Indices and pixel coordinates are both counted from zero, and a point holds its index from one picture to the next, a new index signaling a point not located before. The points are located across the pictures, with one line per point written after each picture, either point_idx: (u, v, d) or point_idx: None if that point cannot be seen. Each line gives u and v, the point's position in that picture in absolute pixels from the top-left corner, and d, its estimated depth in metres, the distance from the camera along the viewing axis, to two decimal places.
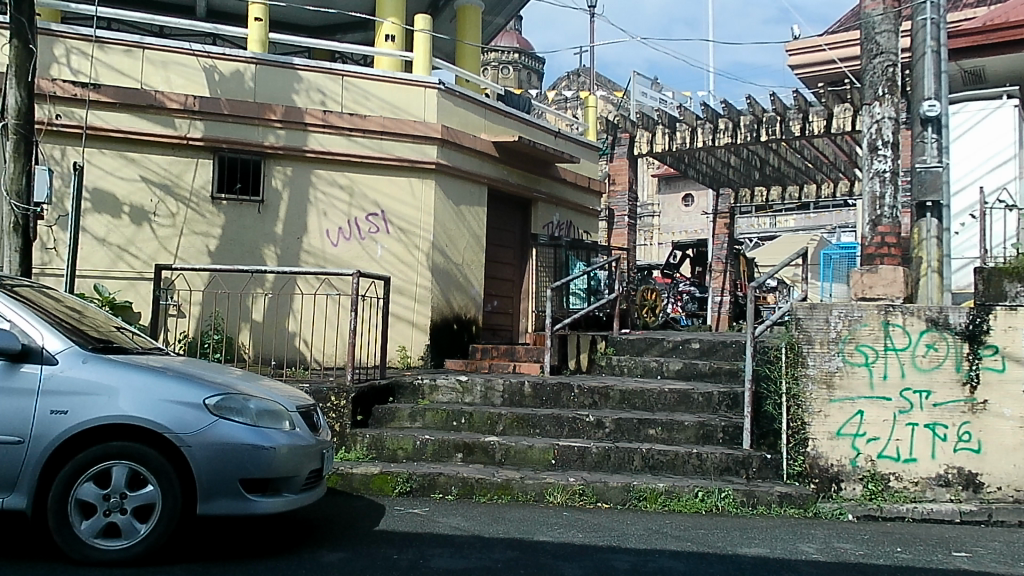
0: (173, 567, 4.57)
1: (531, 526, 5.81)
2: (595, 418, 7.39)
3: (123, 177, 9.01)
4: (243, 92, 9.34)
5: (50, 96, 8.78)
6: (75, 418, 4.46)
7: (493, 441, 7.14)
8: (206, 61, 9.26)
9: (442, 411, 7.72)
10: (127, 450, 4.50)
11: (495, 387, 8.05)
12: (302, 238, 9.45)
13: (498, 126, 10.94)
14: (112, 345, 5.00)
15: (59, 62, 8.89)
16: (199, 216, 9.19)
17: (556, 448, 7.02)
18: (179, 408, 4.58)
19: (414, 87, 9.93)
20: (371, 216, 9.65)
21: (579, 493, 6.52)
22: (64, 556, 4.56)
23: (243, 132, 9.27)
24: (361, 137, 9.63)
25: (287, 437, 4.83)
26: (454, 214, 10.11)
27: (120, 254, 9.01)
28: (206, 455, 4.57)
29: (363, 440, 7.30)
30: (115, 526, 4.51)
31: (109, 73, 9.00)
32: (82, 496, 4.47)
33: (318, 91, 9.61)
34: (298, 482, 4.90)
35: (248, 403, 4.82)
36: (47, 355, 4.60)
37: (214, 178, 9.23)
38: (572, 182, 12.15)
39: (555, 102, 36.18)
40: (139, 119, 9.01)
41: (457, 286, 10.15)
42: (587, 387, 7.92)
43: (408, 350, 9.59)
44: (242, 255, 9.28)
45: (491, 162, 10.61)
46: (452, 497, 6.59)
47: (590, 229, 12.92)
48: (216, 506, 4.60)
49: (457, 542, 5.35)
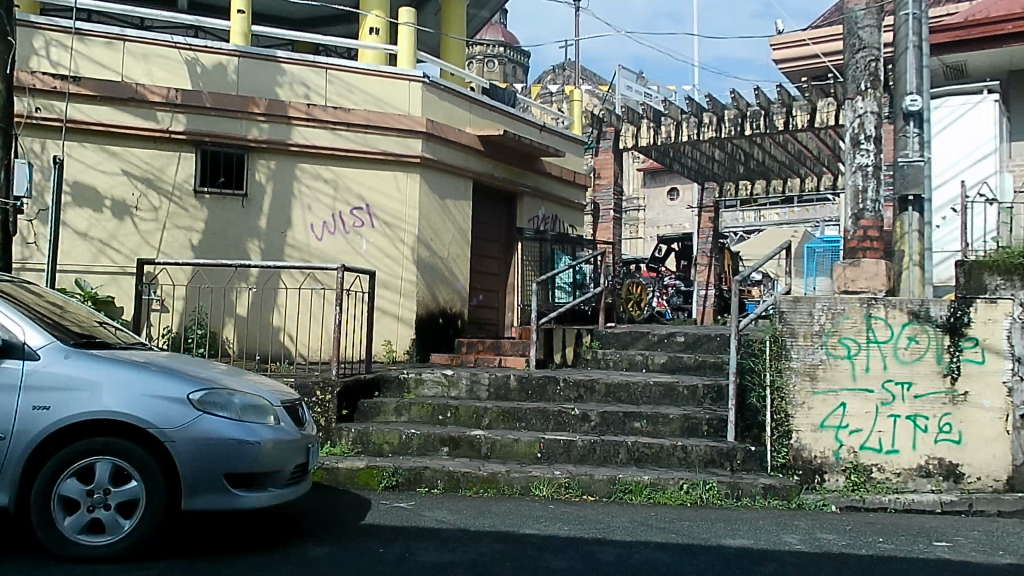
0: (157, 563, 4.54)
1: (517, 519, 5.83)
2: (581, 411, 7.41)
3: (104, 171, 8.92)
4: (226, 86, 9.27)
5: (29, 89, 8.66)
6: (57, 414, 4.42)
7: (479, 435, 7.17)
8: (188, 53, 9.19)
9: (428, 405, 7.70)
10: (110, 446, 4.47)
11: (481, 381, 8.08)
12: (286, 232, 9.40)
13: (484, 119, 10.93)
14: (95, 341, 4.95)
15: (39, 54, 8.78)
16: (181, 210, 9.12)
17: (542, 441, 7.06)
18: (164, 404, 4.55)
19: (398, 80, 9.90)
20: (356, 210, 9.62)
21: (565, 486, 6.55)
22: (46, 553, 4.53)
23: (227, 125, 9.19)
24: (345, 130, 9.58)
25: (272, 432, 4.81)
26: (439, 208, 10.09)
27: (103, 249, 8.93)
28: (190, 451, 4.54)
29: (348, 435, 7.25)
30: (99, 522, 4.48)
31: (90, 65, 8.90)
32: (66, 492, 4.44)
33: (302, 84, 9.54)
34: (284, 476, 4.89)
35: (233, 398, 4.79)
36: (29, 350, 4.56)
37: (197, 172, 9.15)
38: (557, 175, 12.15)
39: (541, 96, 36.15)
40: (120, 112, 8.92)
41: (443, 280, 10.13)
42: (573, 380, 7.95)
43: (394, 344, 9.58)
44: (225, 249, 9.23)
45: (477, 156, 10.60)
46: (438, 491, 6.61)
47: (576, 223, 12.91)
48: (201, 502, 4.58)
49: (444, 535, 5.37)
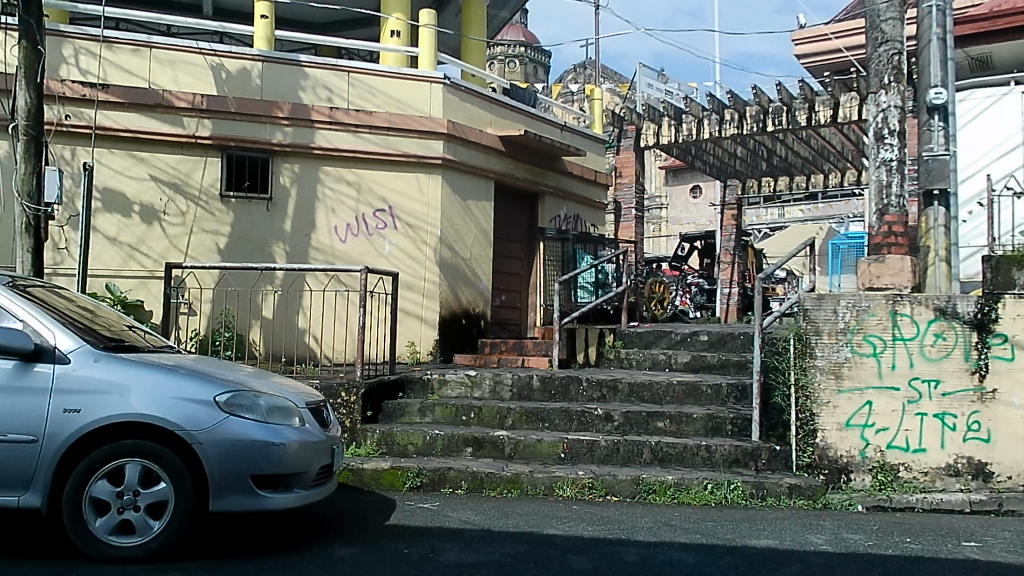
0: (187, 564, 4.59)
1: (541, 519, 5.84)
2: (604, 411, 7.40)
3: (133, 176, 9.04)
4: (250, 90, 9.36)
5: (59, 96, 8.80)
6: (88, 416, 4.50)
7: (502, 436, 7.17)
8: (213, 59, 9.29)
9: (451, 406, 7.73)
10: (140, 448, 4.53)
11: (504, 381, 8.09)
12: (311, 236, 9.48)
13: (504, 120, 10.94)
14: (124, 344, 5.03)
15: (68, 62, 8.91)
16: (208, 214, 9.22)
17: (565, 441, 7.07)
18: (192, 406, 4.61)
19: (420, 82, 9.94)
20: (379, 212, 9.67)
21: (588, 486, 6.54)
22: (78, 554, 4.60)
23: (251, 130, 9.29)
24: (367, 132, 9.63)
25: (298, 433, 4.86)
26: (462, 209, 10.12)
27: (132, 253, 9.05)
28: (217, 452, 4.60)
29: (374, 435, 7.29)
30: (129, 523, 4.55)
31: (118, 73, 9.01)
32: (97, 494, 4.51)
33: (324, 87, 9.61)
34: (309, 478, 4.94)
35: (259, 400, 4.84)
36: (59, 354, 4.63)
37: (223, 177, 9.25)
38: (578, 175, 12.13)
39: (563, 96, 36.17)
40: (147, 119, 9.03)
41: (466, 281, 10.16)
42: (596, 381, 7.95)
43: (418, 345, 9.63)
44: (252, 252, 9.32)
45: (498, 157, 10.63)
46: (462, 492, 6.63)
47: (597, 222, 12.87)
48: (229, 502, 4.64)
49: (468, 536, 5.39)
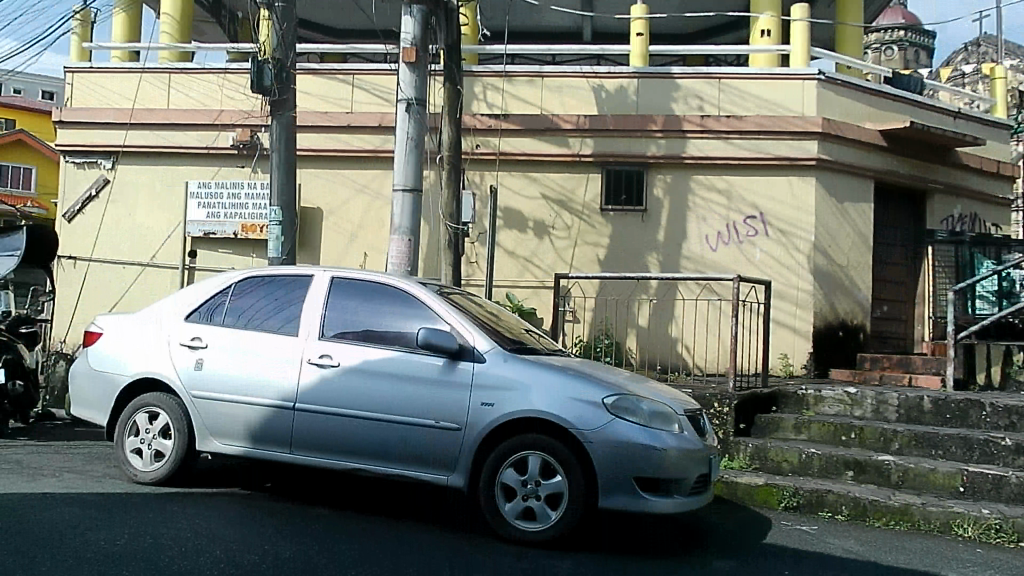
0: (578, 555, 4.92)
1: (937, 559, 5.21)
2: (1014, 442, 6.41)
3: (527, 195, 9.93)
4: (627, 106, 9.77)
5: (472, 129, 9.98)
6: (499, 410, 5.04)
7: (889, 461, 6.52)
8: (595, 81, 9.84)
9: (830, 424, 7.23)
10: (540, 442, 4.98)
11: (889, 401, 7.37)
12: (683, 245, 9.60)
13: (887, 113, 9.96)
14: (525, 347, 5.53)
15: (478, 97, 10.05)
16: (590, 227, 9.79)
17: (964, 473, 6.22)
18: (583, 406, 4.93)
19: (792, 81, 9.48)
20: (749, 219, 9.47)
21: (993, 527, 5.71)
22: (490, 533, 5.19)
23: (629, 144, 9.69)
24: (739, 138, 9.48)
25: (676, 440, 4.97)
26: (838, 212, 9.49)
27: (527, 265, 9.91)
28: (606, 452, 4.87)
29: (746, 449, 7.12)
30: (531, 510, 5.00)
31: (516, 103, 9.97)
32: (505, 481, 5.04)
33: (696, 96, 9.66)
34: (688, 485, 5.02)
35: (641, 404, 5.04)
36: (477, 354, 5.21)
37: (603, 191, 9.77)
38: (977, 168, 10.58)
39: (951, 78, 31.89)
40: (539, 142, 9.86)
41: (843, 290, 9.50)
42: (1004, 406, 6.86)
43: (790, 358, 9.21)
44: (627, 262, 9.71)
45: (878, 153, 9.73)
46: (843, 518, 6.17)
47: (1001, 221, 11.11)
48: (616, 501, 4.89)
49: (854, 567, 5.00)
